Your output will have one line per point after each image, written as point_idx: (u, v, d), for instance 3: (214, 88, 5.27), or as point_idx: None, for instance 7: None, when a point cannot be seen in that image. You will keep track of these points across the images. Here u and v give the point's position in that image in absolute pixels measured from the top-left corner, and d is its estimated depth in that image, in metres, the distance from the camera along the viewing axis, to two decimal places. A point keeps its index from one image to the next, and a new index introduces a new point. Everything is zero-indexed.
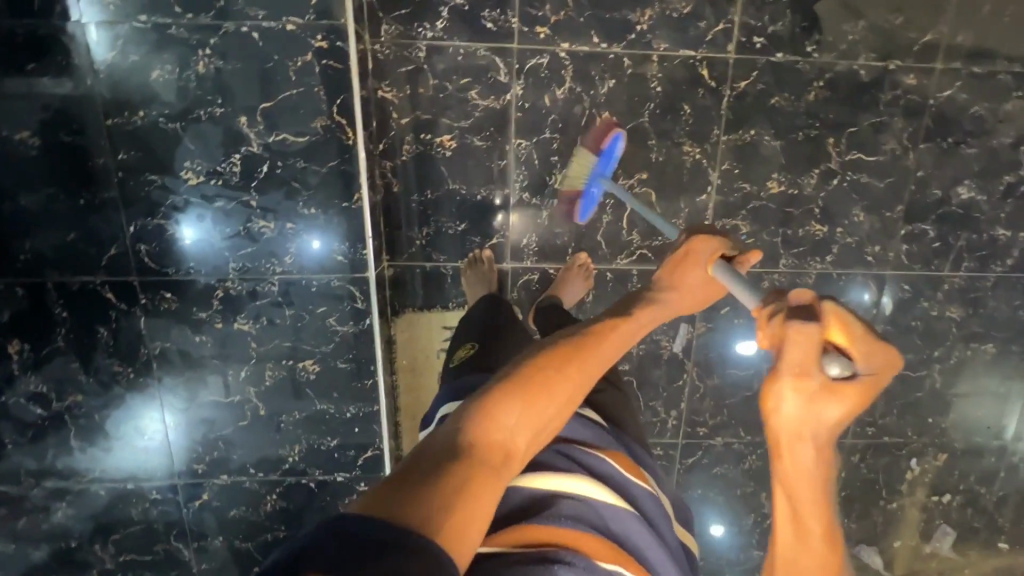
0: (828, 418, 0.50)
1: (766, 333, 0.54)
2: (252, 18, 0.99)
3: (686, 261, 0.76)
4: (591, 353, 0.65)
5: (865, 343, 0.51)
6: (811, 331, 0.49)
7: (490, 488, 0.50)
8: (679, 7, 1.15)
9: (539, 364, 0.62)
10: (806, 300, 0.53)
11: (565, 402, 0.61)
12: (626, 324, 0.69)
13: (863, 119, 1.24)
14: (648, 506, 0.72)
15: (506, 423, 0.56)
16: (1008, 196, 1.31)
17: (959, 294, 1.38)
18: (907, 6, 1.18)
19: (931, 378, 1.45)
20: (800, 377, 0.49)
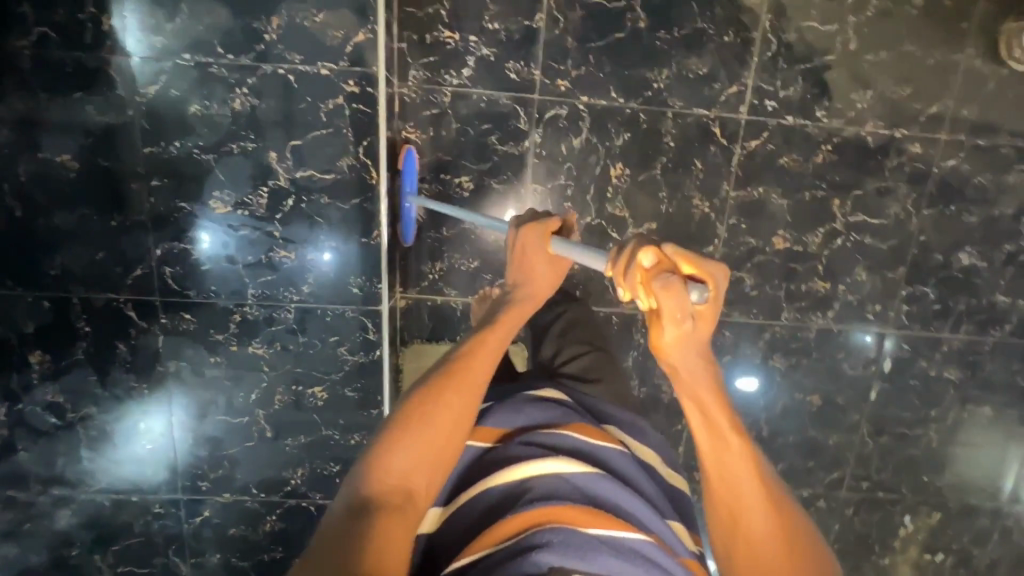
0: (700, 340, 0.52)
1: (627, 286, 0.53)
2: (289, 61, 1.04)
3: (529, 253, 0.82)
4: (466, 369, 0.69)
5: (709, 266, 0.51)
6: (666, 278, 0.50)
7: (400, 531, 0.56)
8: (696, 68, 1.20)
9: (416, 403, 0.65)
10: (659, 254, 0.52)
11: (458, 417, 0.65)
12: (492, 337, 0.73)
13: (869, 183, 1.28)
14: (623, 465, 0.68)
15: (395, 468, 0.60)
16: (1009, 264, 1.34)
17: (957, 356, 1.40)
18: (915, 78, 1.22)
19: (928, 437, 1.46)
20: (670, 315, 0.50)
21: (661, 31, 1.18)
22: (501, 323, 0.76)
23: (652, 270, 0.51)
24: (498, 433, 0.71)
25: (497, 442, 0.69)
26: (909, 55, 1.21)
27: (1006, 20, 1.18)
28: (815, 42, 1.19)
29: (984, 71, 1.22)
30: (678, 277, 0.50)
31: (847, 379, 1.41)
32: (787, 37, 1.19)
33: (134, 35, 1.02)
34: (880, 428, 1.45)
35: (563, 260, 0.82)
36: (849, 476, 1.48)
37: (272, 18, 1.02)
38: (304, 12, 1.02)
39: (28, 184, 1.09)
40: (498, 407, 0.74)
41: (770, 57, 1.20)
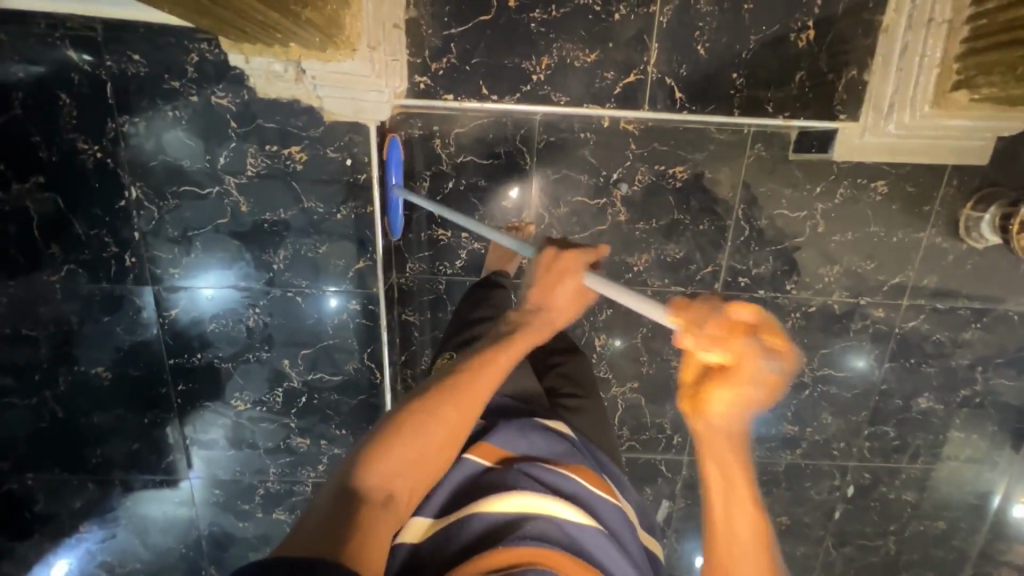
0: (752, 404, 0.56)
1: (696, 334, 0.56)
2: (296, 285, 1.15)
3: (563, 278, 0.78)
4: (474, 382, 0.71)
5: (793, 345, 0.54)
6: (753, 345, 0.53)
7: (380, 536, 0.58)
8: (674, 253, 1.28)
9: (422, 407, 0.68)
10: (758, 312, 0.54)
11: (447, 440, 0.69)
12: (505, 352, 0.74)
13: (834, 342, 1.38)
14: (616, 521, 0.70)
15: (388, 469, 0.64)
16: (963, 406, 1.46)
17: (915, 482, 1.54)
18: (878, 254, 1.31)
19: (887, 546, 1.62)
20: (742, 383, 0.54)
21: (641, 222, 1.25)
22: (516, 339, 0.76)
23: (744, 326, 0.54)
24: (500, 454, 0.72)
25: (498, 462, 0.71)
26: (874, 235, 1.29)
27: (966, 204, 1.26)
28: (785, 227, 1.27)
29: (945, 245, 1.30)
30: (758, 342, 0.53)
31: (814, 501, 1.56)
32: (760, 224, 1.27)
33: (153, 268, 1.12)
34: (843, 540, 1.61)
35: (587, 293, 0.80)
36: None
37: (279, 250, 1.12)
38: (308, 246, 1.12)
39: (67, 392, 1.20)
40: (504, 427, 0.76)
41: (742, 241, 1.28)
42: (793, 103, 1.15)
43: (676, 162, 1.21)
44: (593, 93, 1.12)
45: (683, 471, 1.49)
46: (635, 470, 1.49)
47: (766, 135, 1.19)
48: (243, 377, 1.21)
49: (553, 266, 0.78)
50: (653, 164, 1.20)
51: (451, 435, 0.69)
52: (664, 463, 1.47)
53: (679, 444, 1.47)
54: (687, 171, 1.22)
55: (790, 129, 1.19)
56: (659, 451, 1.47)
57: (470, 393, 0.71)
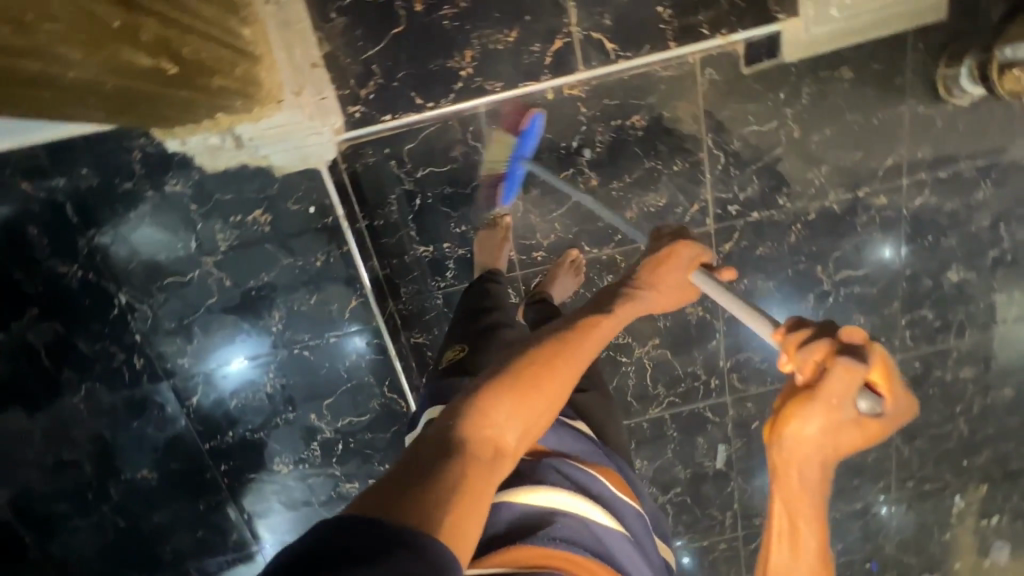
0: (842, 440, 0.57)
1: (792, 361, 0.59)
2: (300, 340, 1.16)
3: (666, 263, 0.82)
4: (578, 351, 0.70)
5: (899, 388, 0.56)
6: (850, 364, 0.54)
7: (487, 484, 0.56)
8: (655, 202, 1.26)
9: (528, 367, 0.66)
10: (852, 337, 0.56)
11: (551, 403, 0.66)
12: (609, 321, 0.75)
13: (844, 243, 1.34)
14: (630, 518, 0.81)
15: (495, 422, 0.61)
16: (996, 267, 1.40)
17: (968, 357, 1.49)
18: (863, 140, 1.26)
19: (959, 428, 1.57)
20: (835, 403, 0.54)
21: (613, 181, 1.22)
22: (616, 313, 0.76)
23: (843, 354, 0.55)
24: (533, 446, 0.80)
25: (531, 454, 0.80)
26: (852, 123, 1.24)
27: (938, 63, 1.20)
28: (759, 143, 1.24)
29: (928, 112, 1.25)
30: (859, 367, 0.54)
31: None
32: (733, 146, 1.24)
33: (163, 363, 1.15)
34: (910, 435, 1.57)
35: (688, 292, 0.84)
36: (892, 479, 1.61)
37: (273, 312, 1.13)
38: (298, 300, 1.13)
39: (122, 500, 1.24)
40: None
41: (721, 169, 1.25)
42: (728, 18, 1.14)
43: (631, 112, 1.18)
44: (526, 70, 1.10)
45: (729, 411, 1.47)
46: (681, 423, 1.47)
47: (712, 57, 1.17)
48: (279, 442, 1.23)
49: (659, 261, 0.82)
50: (609, 121, 1.18)
51: (556, 401, 0.67)
52: (708, 409, 1.46)
53: (718, 386, 1.44)
54: (645, 117, 1.19)
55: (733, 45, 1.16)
56: (700, 398, 1.45)
57: (576, 351, 0.70)
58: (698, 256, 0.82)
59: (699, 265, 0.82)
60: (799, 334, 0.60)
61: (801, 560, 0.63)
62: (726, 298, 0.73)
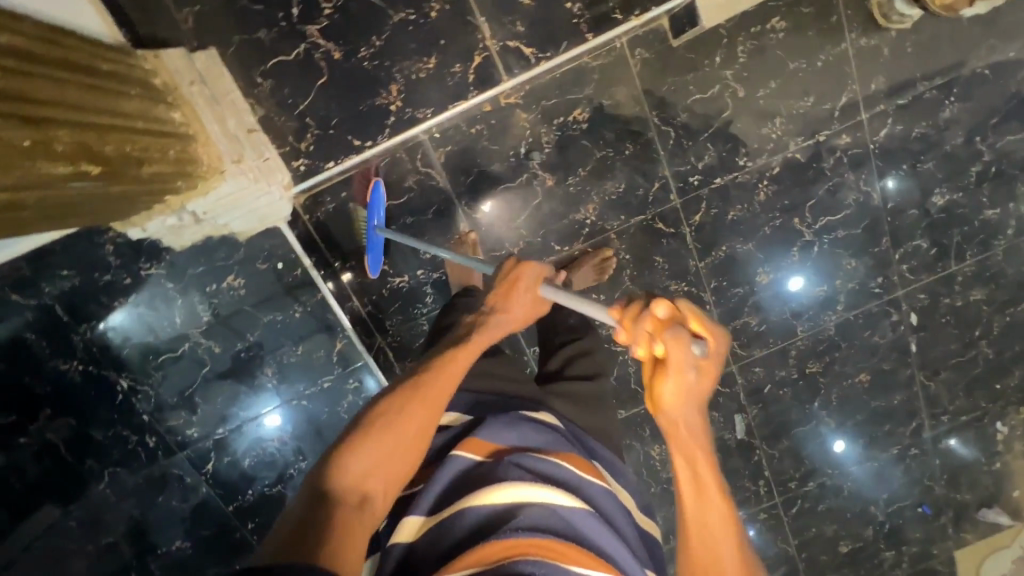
0: (695, 388, 0.71)
1: (636, 333, 0.74)
2: (296, 391, 1.20)
3: (516, 285, 0.90)
4: (429, 390, 0.76)
5: (712, 327, 0.73)
6: (678, 332, 0.70)
7: (358, 529, 0.64)
8: (615, 188, 1.27)
9: (385, 412, 0.74)
10: (671, 306, 0.73)
11: (418, 436, 0.73)
12: (466, 351, 0.82)
13: (816, 190, 1.32)
14: (608, 503, 0.75)
15: (360, 468, 0.69)
16: (983, 181, 1.35)
17: (976, 278, 1.44)
18: (812, 85, 1.24)
19: (984, 353, 1.50)
20: (677, 364, 0.69)
21: (569, 177, 1.25)
22: (473, 341, 0.83)
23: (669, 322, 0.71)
24: (490, 447, 0.76)
25: (488, 455, 0.75)
26: (797, 70, 1.23)
27: None
28: (706, 110, 1.23)
29: (871, 43, 1.23)
30: (682, 328, 0.70)
31: (883, 346, 1.48)
32: (681, 119, 1.23)
33: (175, 436, 1.20)
34: (934, 369, 1.51)
35: (543, 302, 0.93)
36: (925, 417, 1.56)
37: (265, 369, 1.17)
38: (285, 353, 1.17)
39: None
40: (490, 421, 0.80)
41: (673, 143, 1.25)
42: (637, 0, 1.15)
43: (571, 107, 1.20)
44: (453, 92, 1.11)
45: (737, 379, 1.48)
46: None
47: (639, 38, 1.18)
48: (297, 492, 1.26)
49: (510, 282, 0.91)
50: (551, 121, 1.20)
51: (426, 428, 0.74)
52: None
53: None
54: (586, 109, 1.20)
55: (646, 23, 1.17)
56: None
57: (438, 383, 0.78)
58: (540, 272, 0.92)
59: (542, 279, 0.92)
60: (634, 306, 0.76)
61: (710, 504, 0.68)
62: (577, 302, 0.86)
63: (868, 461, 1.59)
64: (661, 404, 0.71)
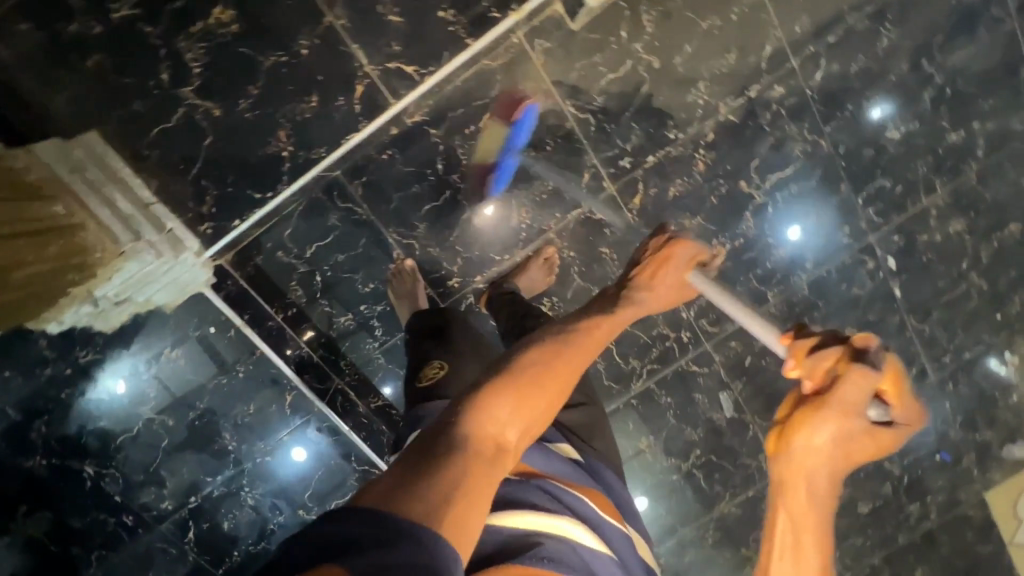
0: (853, 441, 0.64)
1: (805, 368, 0.65)
2: (259, 449, 1.21)
3: (669, 261, 0.78)
4: (574, 348, 0.67)
5: (906, 398, 0.63)
6: (866, 371, 0.61)
7: (486, 483, 0.55)
8: (544, 187, 1.21)
9: (528, 367, 0.64)
10: (867, 343, 0.62)
11: (552, 401, 0.64)
12: (614, 316, 0.72)
13: (758, 149, 1.24)
14: (621, 546, 0.72)
15: (496, 420, 0.59)
16: (939, 105, 1.26)
17: (952, 208, 1.34)
18: (731, 40, 1.17)
19: (976, 285, 1.41)
20: (836, 403, 0.62)
21: (495, 186, 1.18)
22: (621, 307, 0.73)
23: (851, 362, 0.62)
24: (522, 468, 0.73)
25: (516, 474, 0.71)
26: (711, 29, 1.15)
27: None
28: (622, 88, 1.17)
29: None
30: (870, 375, 0.61)
31: (866, 297, 1.39)
32: (597, 103, 1.18)
33: (151, 511, 1.19)
34: (925, 311, 1.42)
35: (689, 289, 0.80)
36: (925, 362, 1.47)
37: (223, 433, 1.18)
38: (238, 413, 1.18)
39: None
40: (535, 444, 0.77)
41: (595, 129, 1.19)
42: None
43: (480, 114, 1.13)
44: (343, 125, 1.05)
45: (714, 358, 1.39)
46: (669, 386, 1.41)
47: (535, 29, 1.11)
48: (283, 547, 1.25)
49: (665, 248, 0.79)
50: (463, 132, 1.14)
51: (560, 394, 0.65)
52: (693, 363, 1.39)
53: (691, 337, 1.37)
54: (496, 113, 1.14)
55: (522, 20, 1.10)
56: (678, 356, 1.39)
57: (581, 347, 0.67)
58: (695, 253, 0.79)
59: (694, 264, 0.79)
60: (807, 340, 0.66)
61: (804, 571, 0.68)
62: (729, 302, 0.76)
63: None
64: (791, 433, 0.65)
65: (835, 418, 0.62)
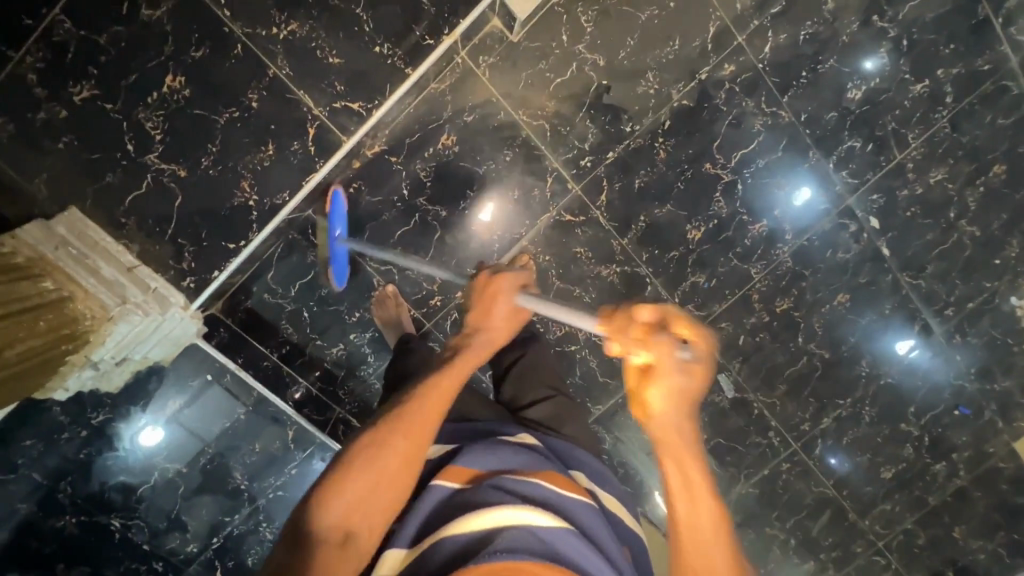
0: (692, 396, 0.63)
1: (625, 344, 0.64)
2: (271, 484, 1.25)
3: (495, 300, 0.77)
4: (413, 411, 0.68)
5: (701, 332, 0.63)
6: (664, 337, 0.61)
7: (337, 574, 0.60)
8: (510, 197, 1.24)
9: (366, 444, 0.67)
10: (659, 311, 0.63)
11: (404, 469, 0.66)
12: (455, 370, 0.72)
13: (717, 129, 1.24)
14: (589, 519, 0.73)
15: (340, 508, 0.63)
16: (896, 59, 1.24)
17: (929, 159, 1.32)
18: (673, 27, 1.17)
19: (968, 232, 1.37)
20: (665, 373, 0.61)
21: (460, 203, 1.22)
22: (462, 360, 0.73)
23: (653, 334, 0.61)
24: (468, 473, 0.74)
25: (467, 482, 0.73)
26: (651, 19, 1.17)
27: None
28: (572, 90, 1.19)
29: None
30: (669, 335, 0.61)
31: (853, 260, 1.37)
32: (550, 109, 1.20)
33: (179, 556, 1.22)
34: (919, 266, 1.39)
35: (525, 312, 0.79)
36: (929, 318, 1.43)
37: (235, 473, 1.23)
38: (246, 452, 1.24)
39: None
40: (473, 447, 0.78)
41: (551, 134, 1.21)
42: (443, 19, 1.07)
43: (437, 135, 1.18)
44: (301, 167, 1.09)
45: None
46: None
47: (475, 47, 1.14)
48: None
49: (493, 292, 0.77)
50: (423, 154, 1.18)
51: (408, 461, 0.67)
52: None
53: None
54: (452, 134, 1.18)
55: (458, 40, 1.11)
56: None
57: (422, 411, 0.68)
58: (520, 279, 0.79)
59: (521, 289, 0.78)
60: (618, 314, 0.66)
61: (712, 532, 0.63)
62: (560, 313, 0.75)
63: (883, 379, 1.46)
64: (648, 408, 0.63)
65: (664, 385, 0.61)
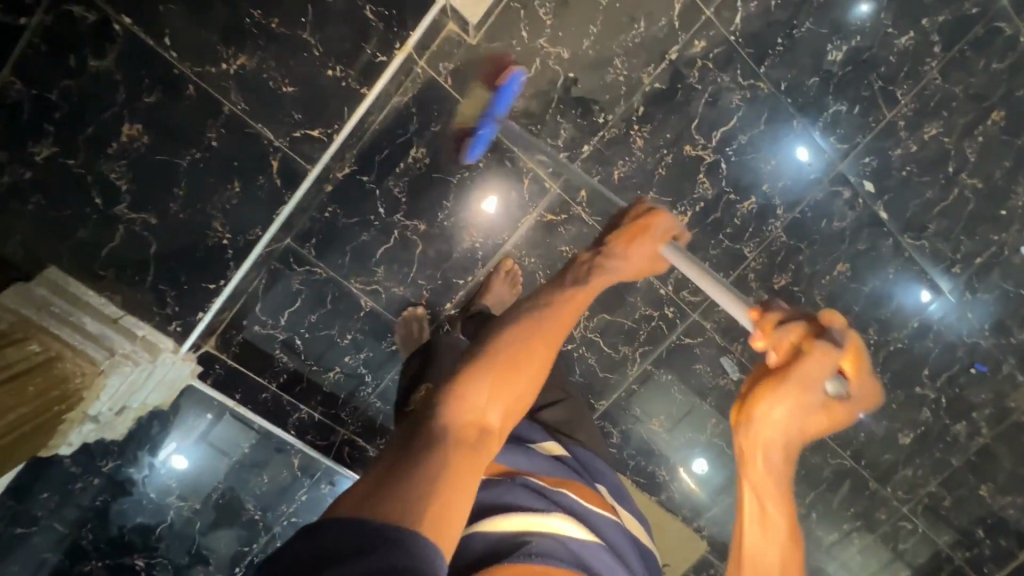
0: (818, 418, 0.71)
1: (772, 344, 0.70)
2: (284, 512, 1.27)
3: (642, 233, 0.77)
4: (550, 322, 0.69)
5: (864, 374, 0.70)
6: (824, 349, 0.67)
7: (470, 468, 0.56)
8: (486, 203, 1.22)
9: (499, 353, 0.65)
10: (831, 325, 0.68)
11: (531, 383, 0.65)
12: (582, 296, 0.72)
13: (693, 109, 1.20)
14: (611, 532, 0.74)
15: (472, 406, 0.60)
16: (875, 14, 1.19)
17: (922, 115, 1.26)
18: (637, 9, 1.13)
19: (969, 186, 1.31)
20: (798, 384, 0.69)
21: (438, 214, 1.20)
22: (589, 289, 0.73)
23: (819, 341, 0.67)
24: (503, 471, 0.75)
25: (497, 477, 0.74)
26: (613, 3, 1.12)
27: None
28: (539, 87, 1.16)
29: None
30: (836, 356, 0.67)
31: (850, 227, 1.32)
32: (518, 109, 1.16)
33: None
34: (920, 227, 1.34)
35: (660, 262, 0.79)
36: (935, 278, 1.38)
37: (247, 505, 1.25)
38: (255, 484, 1.25)
39: None
40: (514, 440, 0.78)
41: (523, 134, 1.18)
42: (391, 34, 1.06)
43: (406, 148, 1.15)
44: (270, 201, 1.09)
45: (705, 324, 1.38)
46: (666, 363, 1.39)
47: (435, 54, 1.11)
48: None
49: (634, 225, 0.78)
50: (395, 169, 1.16)
51: (535, 376, 0.66)
52: (685, 336, 1.37)
53: (675, 312, 1.36)
54: (422, 146, 1.16)
55: (412, 53, 1.09)
56: (668, 333, 1.38)
57: (549, 332, 0.68)
58: (670, 228, 0.79)
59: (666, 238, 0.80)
60: (778, 317, 0.71)
61: (772, 538, 0.75)
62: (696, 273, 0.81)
63: (892, 346, 1.42)
64: (761, 404, 0.72)
65: (795, 396, 0.70)
